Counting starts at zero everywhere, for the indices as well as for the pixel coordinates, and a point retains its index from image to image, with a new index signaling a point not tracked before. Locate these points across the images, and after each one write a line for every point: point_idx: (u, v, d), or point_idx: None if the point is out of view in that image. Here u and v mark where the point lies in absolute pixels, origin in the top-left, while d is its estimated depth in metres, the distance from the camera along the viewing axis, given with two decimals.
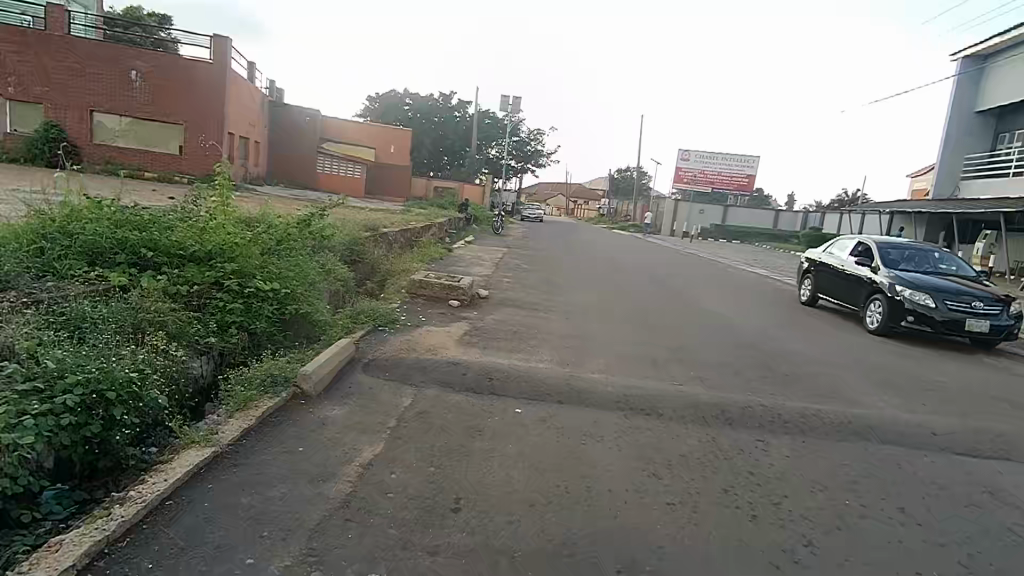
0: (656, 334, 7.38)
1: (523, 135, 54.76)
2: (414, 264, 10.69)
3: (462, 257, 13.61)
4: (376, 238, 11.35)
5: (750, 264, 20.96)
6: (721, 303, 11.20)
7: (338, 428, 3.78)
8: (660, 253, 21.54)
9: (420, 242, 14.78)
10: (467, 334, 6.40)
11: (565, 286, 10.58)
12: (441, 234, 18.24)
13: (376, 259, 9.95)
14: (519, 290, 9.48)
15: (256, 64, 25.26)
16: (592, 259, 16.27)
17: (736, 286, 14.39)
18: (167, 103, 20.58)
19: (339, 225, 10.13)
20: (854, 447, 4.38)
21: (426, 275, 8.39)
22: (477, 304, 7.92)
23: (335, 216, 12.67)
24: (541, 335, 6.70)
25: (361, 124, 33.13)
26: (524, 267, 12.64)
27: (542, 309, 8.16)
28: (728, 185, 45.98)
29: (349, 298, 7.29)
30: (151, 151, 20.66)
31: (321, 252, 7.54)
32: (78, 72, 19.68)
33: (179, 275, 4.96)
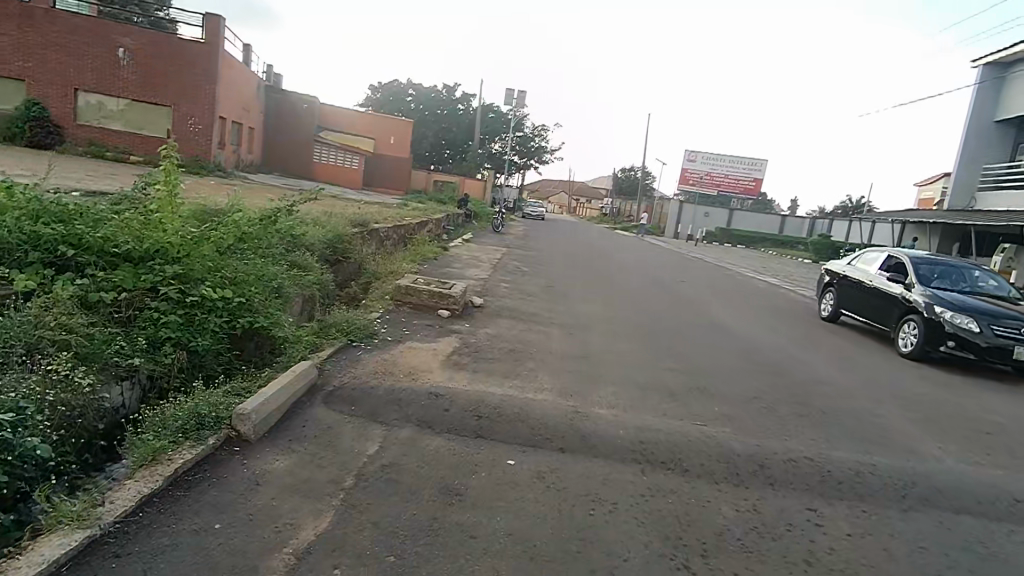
0: (670, 355, 6.53)
1: (527, 131, 53.81)
2: (405, 265, 9.81)
3: (458, 257, 12.74)
4: (365, 235, 10.49)
5: (760, 271, 20.11)
6: (735, 317, 10.35)
7: (277, 490, 2.93)
8: (667, 257, 20.64)
9: (415, 239, 13.93)
10: (455, 352, 5.54)
11: (568, 293, 9.74)
12: (438, 231, 17.36)
13: (363, 258, 9.09)
14: (517, 298, 8.63)
15: (251, 47, 24.34)
16: (595, 262, 15.43)
17: (749, 297, 13.54)
18: (156, 83, 19.64)
19: (322, 220, 9.28)
20: (926, 519, 3.52)
21: (415, 279, 7.53)
22: (470, 315, 7.07)
23: (322, 210, 11.82)
24: (541, 355, 5.84)
25: (361, 114, 32.14)
26: (523, 270, 11.78)
27: (542, 322, 7.31)
28: (734, 189, 45.11)
29: (321, 306, 6.42)
30: (139, 135, 19.65)
31: (295, 253, 6.69)
32: (63, 48, 18.76)
33: (105, 279, 4.11)
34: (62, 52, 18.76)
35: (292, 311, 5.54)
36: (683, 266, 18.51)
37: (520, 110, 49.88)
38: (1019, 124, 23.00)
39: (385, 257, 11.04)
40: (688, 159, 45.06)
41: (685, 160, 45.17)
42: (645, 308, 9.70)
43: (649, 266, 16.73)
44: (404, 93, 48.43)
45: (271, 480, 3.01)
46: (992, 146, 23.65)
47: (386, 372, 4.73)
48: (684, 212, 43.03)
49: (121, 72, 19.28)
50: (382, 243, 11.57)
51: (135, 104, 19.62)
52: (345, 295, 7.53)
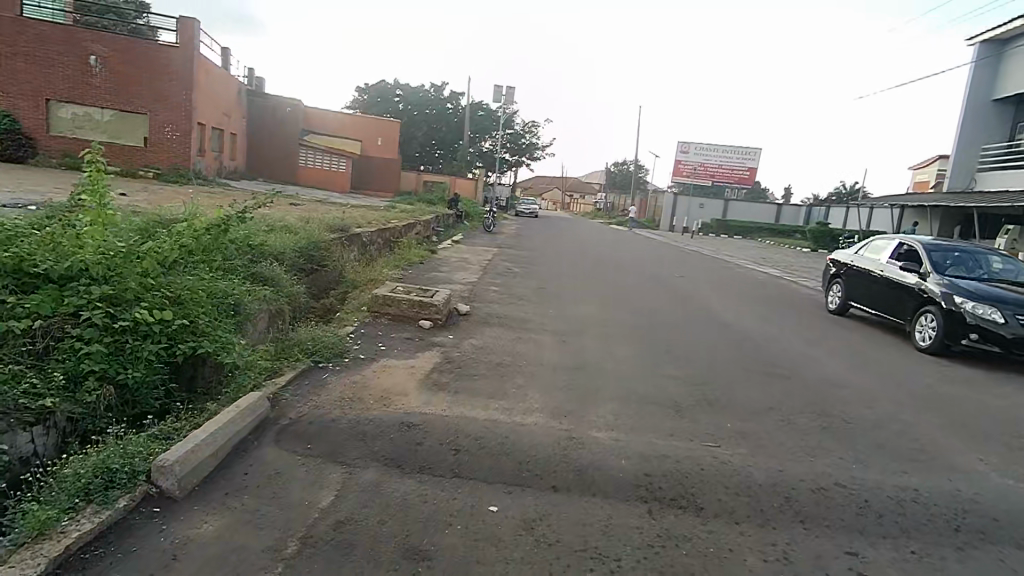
0: (673, 362, 5.96)
1: (517, 128, 53.17)
2: (386, 272, 9.25)
3: (445, 260, 12.16)
4: (345, 241, 9.91)
5: (759, 262, 19.57)
6: (739, 312, 9.80)
7: (197, 566, 2.36)
8: (664, 252, 20.10)
9: (402, 242, 13.35)
10: (436, 369, 4.97)
11: (561, 295, 9.17)
12: (427, 233, 16.77)
13: (340, 265, 8.51)
14: (505, 303, 8.06)
15: (230, 50, 23.71)
16: (590, 260, 14.88)
17: (751, 290, 12.99)
18: (131, 90, 19.00)
19: (296, 227, 8.69)
20: (987, 557, 2.97)
21: (394, 287, 6.95)
22: (454, 325, 6.49)
23: (301, 216, 11.23)
24: (531, 368, 5.27)
25: (347, 115, 31.49)
26: (514, 272, 11.21)
27: (533, 329, 6.74)
28: (728, 179, 44.59)
29: (287, 324, 5.84)
30: (115, 144, 19.02)
31: (257, 266, 6.09)
32: (32, 57, 18.09)
33: (18, 304, 3.52)
34: (31, 61, 18.08)
35: (250, 331, 4.95)
36: (680, 260, 17.96)
37: (509, 107, 49.29)
38: (1017, 103, 22.50)
39: (368, 263, 10.46)
40: (681, 150, 44.54)
41: (678, 152, 44.65)
42: (643, 307, 9.13)
43: (646, 261, 16.16)
44: (392, 93, 47.82)
45: (192, 552, 2.43)
46: (990, 127, 23.14)
47: (353, 398, 4.15)
48: (679, 204, 42.51)
49: (94, 80, 18.62)
50: (365, 249, 10.97)
51: (122, 116, 19.15)
52: (317, 308, 6.96)
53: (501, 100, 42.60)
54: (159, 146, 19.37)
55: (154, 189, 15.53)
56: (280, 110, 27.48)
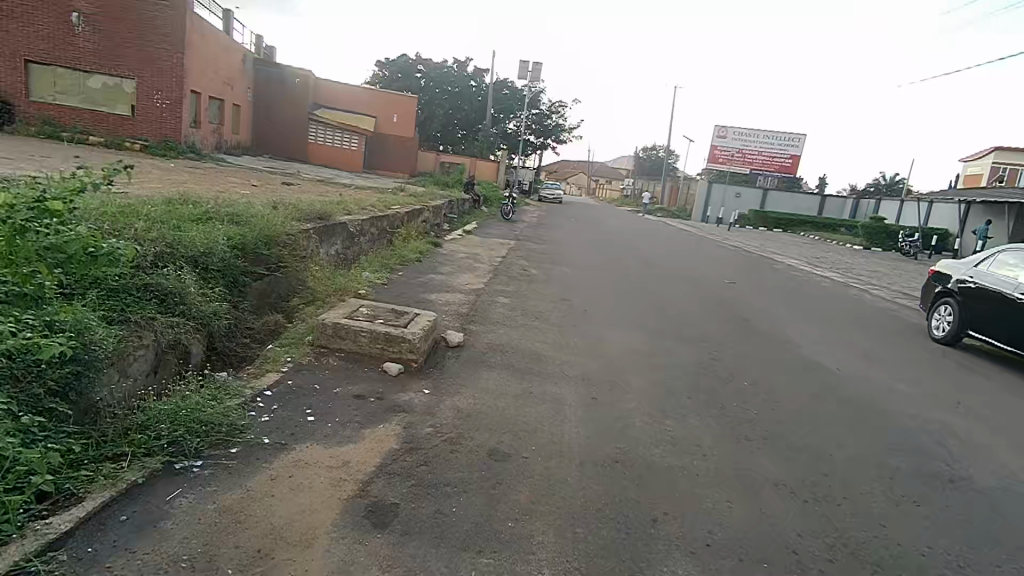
0: (764, 448, 3.87)
1: (544, 108, 50.73)
2: (361, 275, 7.27)
3: (448, 256, 10.11)
4: (321, 233, 7.97)
5: (812, 263, 17.21)
6: (818, 339, 7.61)
7: None
8: (702, 247, 17.78)
9: (401, 231, 11.37)
10: (382, 472, 2.97)
11: (586, 311, 7.10)
12: (435, 221, 14.74)
13: (295, 268, 6.52)
14: (514, 326, 6.02)
15: (233, 13, 21.78)
16: (622, 257, 12.75)
17: (817, 304, 10.72)
18: (116, 53, 17.05)
19: (249, 216, 6.73)
20: None
21: (358, 305, 4.98)
22: (437, 368, 4.48)
23: (276, 199, 9.32)
24: (543, 467, 3.24)
25: (363, 89, 29.49)
26: (530, 275, 9.15)
27: (549, 375, 4.70)
28: (769, 167, 41.64)
29: (160, 379, 3.90)
30: (99, 112, 17.17)
31: (126, 282, 4.09)
32: (10, 14, 16.22)
33: None
34: (9, 17, 16.23)
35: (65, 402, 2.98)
36: (722, 258, 15.63)
37: (536, 85, 46.78)
38: None
39: (350, 261, 8.52)
40: (718, 134, 41.62)
41: (715, 136, 41.75)
42: (695, 329, 7.02)
43: (684, 261, 13.98)
44: (414, 67, 45.60)
45: None
46: None
47: (193, 567, 2.16)
48: (714, 193, 39.94)
49: (76, 41, 16.71)
50: (348, 244, 8.97)
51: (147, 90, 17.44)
52: (236, 338, 4.94)
53: (527, 76, 40.20)
54: (148, 116, 17.51)
55: (130, 162, 13.70)
56: (289, 82, 25.63)
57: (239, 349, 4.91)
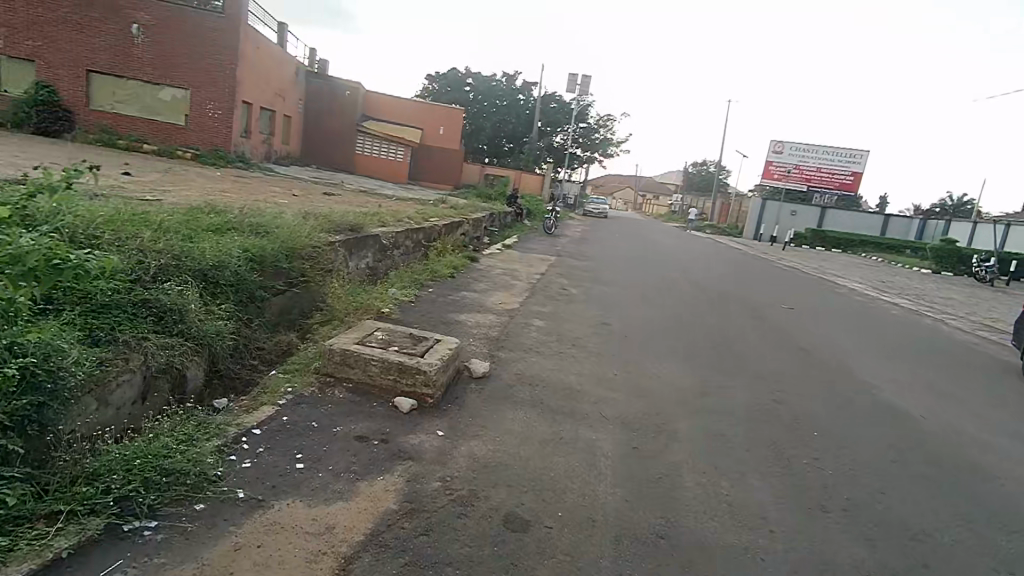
0: (844, 524, 3.17)
1: (591, 122, 50.17)
2: (386, 290, 6.83)
3: (483, 272, 9.62)
4: (350, 246, 7.60)
5: (877, 287, 15.96)
6: (893, 379, 6.73)
7: None
8: (755, 268, 16.76)
9: (437, 244, 10.97)
10: (371, 544, 2.45)
11: (629, 339, 6.45)
12: (474, 234, 14.32)
13: (315, 283, 6.13)
14: (548, 355, 5.43)
15: (286, 25, 22.12)
16: (670, 277, 11.98)
17: (889, 336, 9.68)
18: (171, 64, 17.44)
19: (273, 226, 6.39)
20: None
21: (375, 328, 4.50)
22: (455, 404, 3.95)
23: (309, 209, 9.05)
24: (568, 543, 2.65)
25: (411, 101, 29.64)
26: (569, 295, 8.55)
27: (582, 417, 4.09)
28: (827, 184, 39.78)
29: (145, 408, 3.50)
30: (154, 121, 17.58)
31: (120, 297, 3.74)
32: (75, 26, 16.86)
33: None
34: (75, 29, 16.87)
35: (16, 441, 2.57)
36: (778, 280, 14.61)
37: (584, 98, 46.31)
38: None
39: (379, 276, 8.12)
40: (773, 149, 40.08)
41: (770, 152, 40.21)
42: (751, 363, 6.27)
43: (738, 282, 13.06)
44: (463, 80, 45.80)
45: None
46: None
47: None
48: (768, 211, 38.41)
49: (136, 52, 17.19)
50: (378, 258, 8.57)
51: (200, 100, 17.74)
52: (238, 360, 4.54)
53: (575, 90, 39.76)
54: (200, 125, 17.77)
55: (177, 170, 13.83)
56: (339, 94, 25.94)
57: (242, 373, 4.50)
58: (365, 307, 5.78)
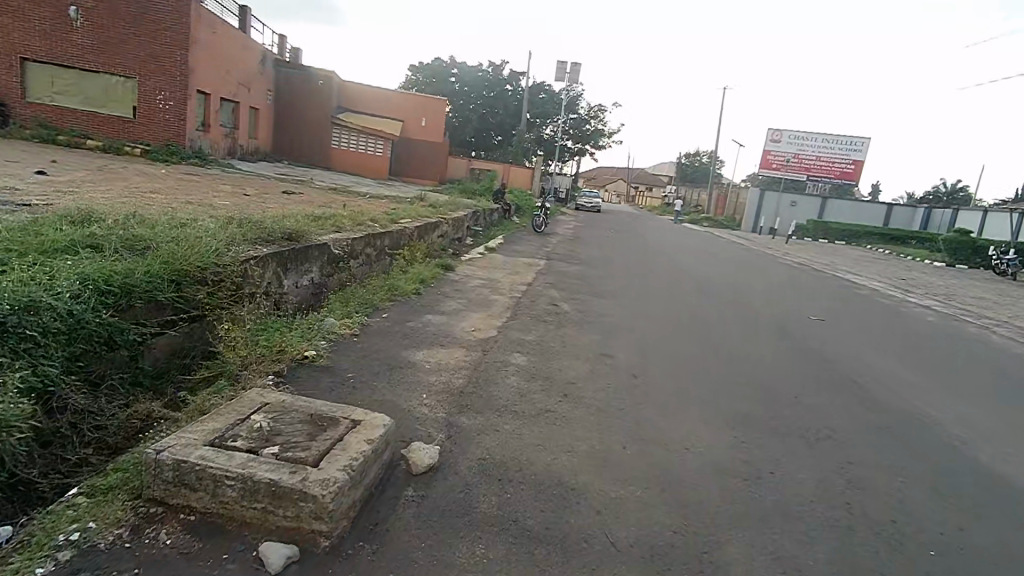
0: None
1: (582, 113, 48.59)
2: (320, 320, 5.25)
3: (458, 284, 8.06)
4: (284, 260, 6.03)
5: (900, 287, 14.51)
6: (976, 423, 5.22)
7: None
8: (765, 268, 15.29)
9: (405, 249, 9.42)
10: None
11: (639, 381, 4.93)
12: (454, 236, 12.78)
13: (214, 316, 4.55)
14: (531, 418, 3.91)
15: (249, 9, 20.38)
16: (675, 283, 10.52)
17: (939, 352, 8.20)
18: (116, 50, 15.67)
19: (169, 237, 4.81)
20: None
21: (261, 402, 2.95)
22: (368, 544, 2.40)
23: (242, 213, 7.48)
24: None
25: (391, 91, 27.99)
26: (560, 314, 7.00)
27: (577, 553, 2.56)
28: (828, 174, 38.40)
29: None
30: (99, 114, 15.81)
31: None
32: (7, 9, 15.11)
33: None
34: (7, 13, 15.12)
35: None
36: (792, 281, 13.14)
37: (574, 88, 44.73)
38: None
39: (320, 298, 6.56)
40: (771, 138, 38.61)
41: (768, 141, 38.74)
42: (800, 411, 4.76)
43: (750, 287, 11.61)
44: (449, 71, 43.96)
45: None
46: None
47: None
48: (767, 202, 37.08)
49: (75, 37, 15.42)
50: (327, 271, 7.01)
51: (149, 90, 15.94)
52: (45, 454, 2.97)
53: (564, 78, 38.10)
54: (151, 117, 16.03)
55: (114, 168, 12.14)
56: (312, 84, 24.26)
57: (47, 476, 2.92)
58: (275, 350, 4.20)
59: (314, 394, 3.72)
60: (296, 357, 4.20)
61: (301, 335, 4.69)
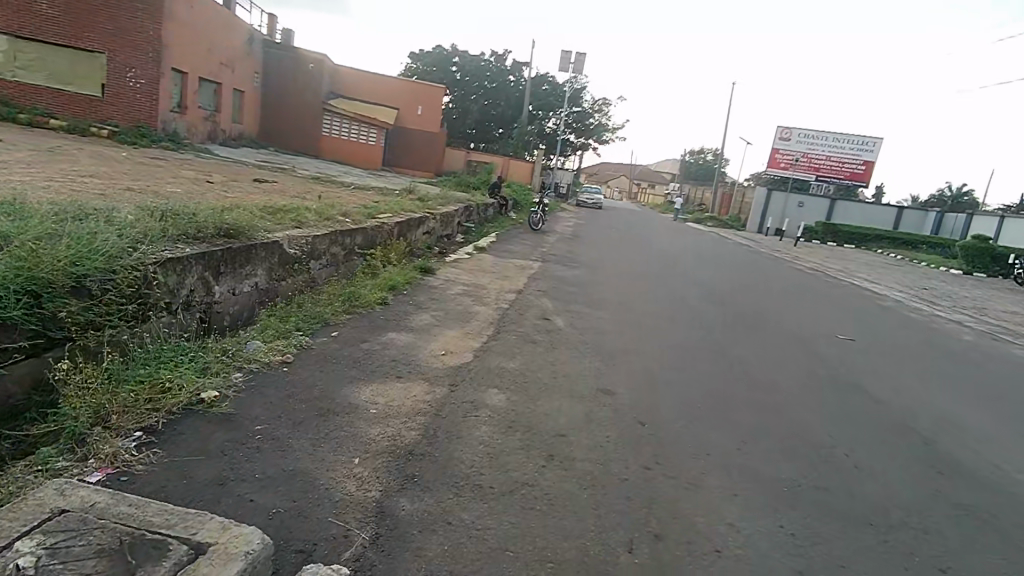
0: None
1: (585, 106, 47.34)
2: (242, 342, 4.11)
3: (434, 292, 6.94)
4: (214, 261, 4.93)
5: (926, 297, 13.37)
6: None
7: None
8: (777, 273, 14.17)
9: (380, 248, 8.31)
10: None
11: (648, 431, 3.81)
12: (441, 232, 11.64)
13: (94, 341, 3.14)
14: (500, 498, 2.80)
15: None
16: (683, 291, 9.39)
17: (991, 378, 7.07)
18: (84, 22, 14.45)
19: (40, 232, 3.67)
20: None
21: (52, 511, 1.84)
22: None
23: (179, 203, 6.37)
24: None
25: (386, 78, 26.79)
26: (552, 333, 5.86)
27: None
28: (837, 174, 37.25)
29: None
30: (65, 92, 14.48)
31: None
32: None
33: None
34: None
35: None
36: (811, 290, 12.00)
37: (578, 80, 43.45)
38: None
39: (260, 309, 5.47)
40: (780, 136, 37.43)
41: (777, 139, 37.54)
42: (858, 478, 3.65)
43: (766, 295, 10.47)
44: (450, 58, 42.60)
45: None
46: None
47: None
48: (774, 202, 35.93)
49: (37, 5, 14.07)
50: (276, 274, 5.90)
51: (118, 67, 14.78)
52: None
53: (568, 69, 36.84)
54: (120, 97, 14.89)
55: (67, 149, 10.96)
56: (301, 68, 23.08)
57: None
58: (150, 392, 3.07)
59: (191, 472, 2.60)
60: (181, 404, 3.08)
61: (204, 366, 3.54)
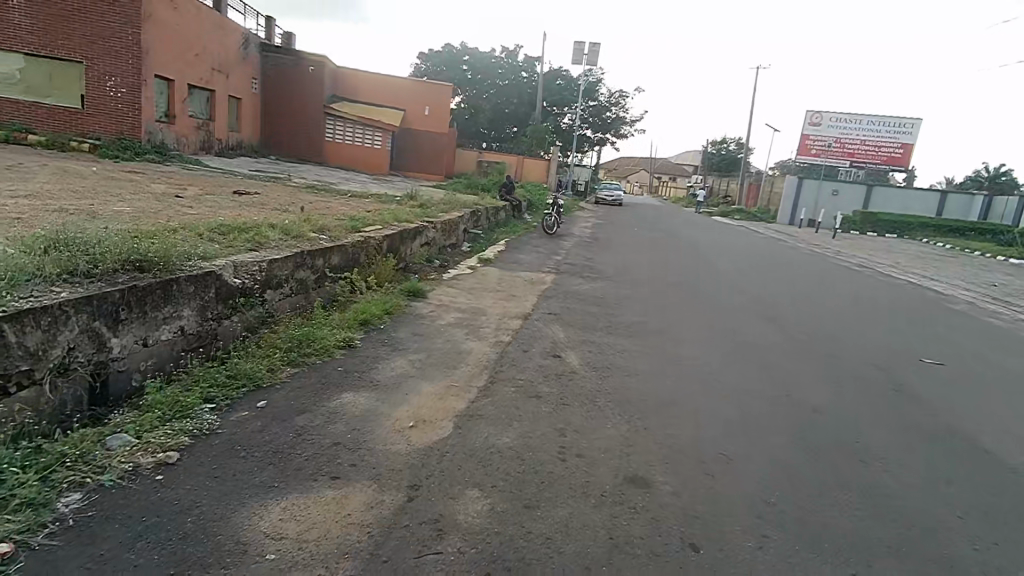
0: None
1: (602, 99, 45.80)
2: (106, 434, 2.85)
3: (419, 323, 5.67)
4: (108, 306, 3.68)
5: (999, 296, 11.68)
6: None
7: None
8: (824, 275, 12.57)
9: (360, 268, 7.05)
10: None
11: (708, 572, 2.45)
12: (442, 243, 10.37)
13: None
14: None
15: None
16: (723, 306, 7.95)
17: None
18: (59, 29, 13.53)
19: None
20: None
21: None
22: None
23: (101, 226, 5.20)
24: None
25: (390, 79, 25.66)
26: (564, 380, 4.51)
27: None
28: (873, 159, 35.08)
29: None
30: (42, 105, 13.59)
31: None
32: None
33: None
34: None
35: None
36: (868, 295, 10.44)
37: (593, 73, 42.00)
38: None
39: (181, 363, 4.23)
40: (809, 121, 35.39)
41: (806, 124, 35.52)
42: None
43: (820, 306, 8.95)
44: (460, 57, 41.46)
45: None
46: None
47: None
48: (805, 191, 33.92)
49: (9, 13, 13.19)
50: (211, 313, 4.65)
51: (97, 75, 13.84)
52: None
53: (582, 60, 35.36)
54: (102, 107, 13.97)
55: (30, 166, 9.99)
56: (301, 71, 22.04)
57: None
58: None
59: None
60: None
61: (8, 492, 2.32)
